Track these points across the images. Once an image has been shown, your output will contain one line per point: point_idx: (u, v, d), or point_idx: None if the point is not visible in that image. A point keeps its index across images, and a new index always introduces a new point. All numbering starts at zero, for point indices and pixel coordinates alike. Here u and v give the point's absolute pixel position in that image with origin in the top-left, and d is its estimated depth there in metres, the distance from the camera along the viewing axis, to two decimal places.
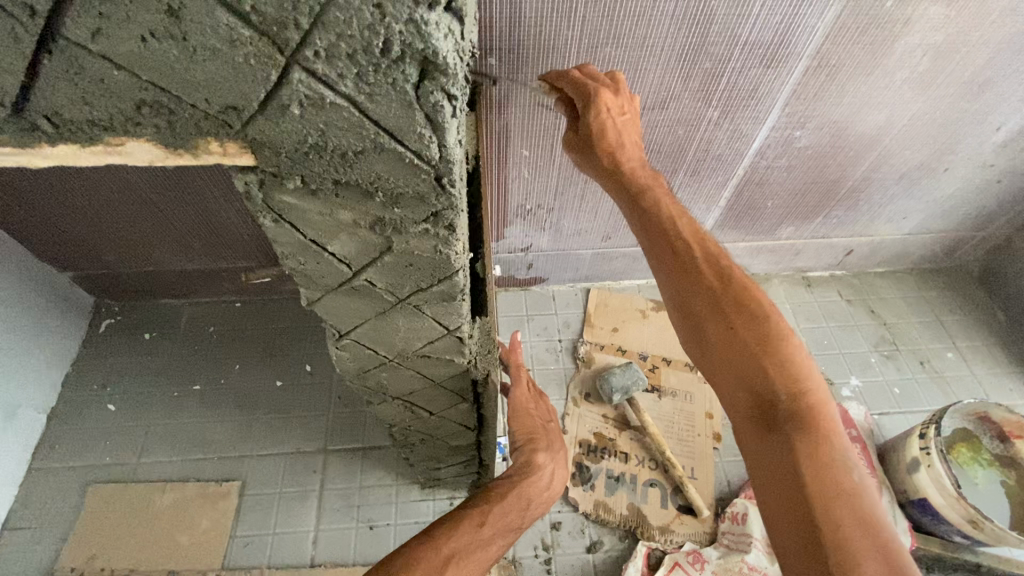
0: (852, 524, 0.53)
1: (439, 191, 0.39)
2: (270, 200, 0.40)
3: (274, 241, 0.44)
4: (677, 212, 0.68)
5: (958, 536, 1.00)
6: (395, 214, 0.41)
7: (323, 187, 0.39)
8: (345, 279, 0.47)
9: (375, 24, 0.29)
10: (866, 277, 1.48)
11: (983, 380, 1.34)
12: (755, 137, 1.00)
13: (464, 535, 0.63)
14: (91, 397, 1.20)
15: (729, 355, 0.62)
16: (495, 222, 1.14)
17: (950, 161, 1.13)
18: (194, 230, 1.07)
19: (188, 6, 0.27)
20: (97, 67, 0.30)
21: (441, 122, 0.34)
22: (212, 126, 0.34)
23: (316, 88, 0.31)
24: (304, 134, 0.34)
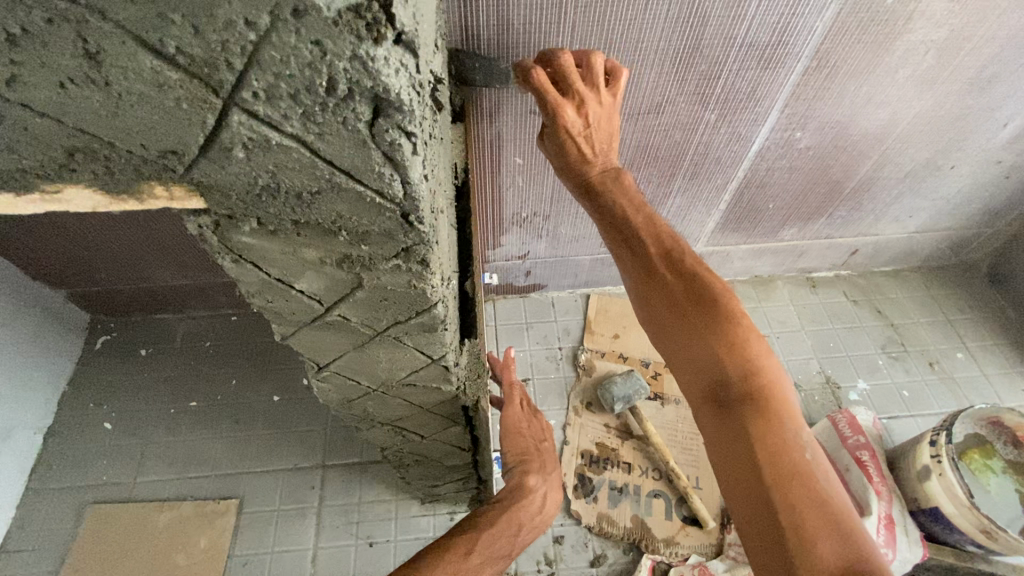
0: (803, 505, 0.51)
1: (406, 228, 0.37)
2: (227, 241, 0.38)
3: (238, 280, 0.42)
4: (629, 201, 0.66)
5: (970, 545, 0.97)
6: (362, 252, 0.39)
7: (281, 227, 0.37)
8: (318, 315, 0.45)
9: (316, 62, 0.27)
10: (872, 277, 1.45)
11: (994, 381, 1.30)
12: (753, 139, 0.98)
13: (454, 562, 0.61)
14: (88, 416, 1.19)
15: (683, 341, 0.60)
16: (491, 230, 1.12)
17: (957, 158, 1.10)
18: (188, 246, 1.06)
19: (107, 50, 0.25)
20: (19, 116, 0.28)
21: (401, 160, 0.32)
22: (153, 170, 0.32)
23: (259, 129, 0.29)
24: (253, 177, 0.33)
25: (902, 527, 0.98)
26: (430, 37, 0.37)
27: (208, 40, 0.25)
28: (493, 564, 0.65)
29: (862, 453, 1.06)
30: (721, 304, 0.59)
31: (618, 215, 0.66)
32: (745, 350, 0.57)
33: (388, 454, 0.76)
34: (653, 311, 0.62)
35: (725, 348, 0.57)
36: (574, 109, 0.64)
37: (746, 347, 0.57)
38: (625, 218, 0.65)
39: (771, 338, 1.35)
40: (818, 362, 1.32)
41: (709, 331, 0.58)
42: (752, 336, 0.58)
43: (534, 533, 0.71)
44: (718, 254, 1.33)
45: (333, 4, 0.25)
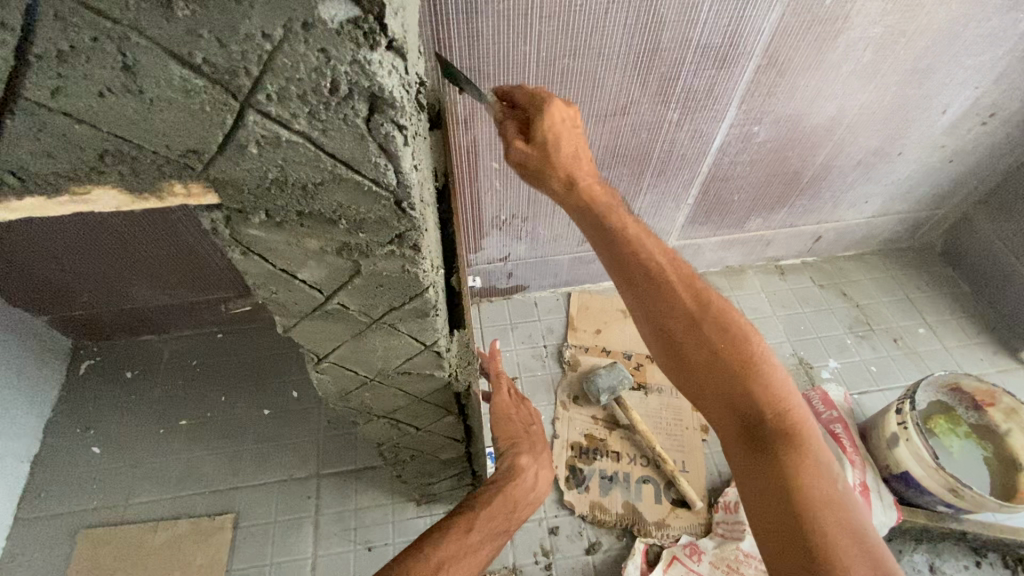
0: (840, 534, 0.56)
1: (400, 214, 0.40)
2: (237, 233, 0.41)
3: (243, 273, 0.45)
4: (636, 226, 0.67)
5: (941, 506, 1.03)
6: (360, 239, 0.42)
7: (287, 219, 0.40)
8: (318, 304, 0.48)
9: (322, 67, 0.30)
10: (837, 262, 1.53)
11: (954, 352, 1.38)
12: (714, 135, 1.04)
13: (453, 542, 0.64)
14: (75, 441, 1.18)
15: (712, 376, 0.63)
16: (471, 234, 1.15)
17: (903, 145, 1.18)
18: (174, 266, 1.07)
19: (142, 62, 0.28)
20: (58, 123, 0.31)
21: (394, 150, 0.35)
22: (174, 169, 0.35)
23: (271, 128, 0.33)
24: (264, 171, 0.36)
25: (876, 492, 1.04)
26: (412, 42, 0.41)
27: (229, 49, 0.28)
28: (493, 541, 0.68)
29: (836, 427, 1.12)
30: (749, 341, 0.64)
31: (630, 241, 0.66)
32: (773, 386, 0.63)
33: (385, 450, 0.78)
34: (683, 348, 0.65)
35: (757, 384, 0.62)
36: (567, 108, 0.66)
37: (772, 384, 0.63)
38: (641, 249, 0.65)
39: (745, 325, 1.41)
40: (790, 345, 1.38)
41: (741, 368, 0.63)
42: (776, 374, 0.64)
43: (529, 511, 0.74)
44: (691, 247, 1.39)
45: (336, 16, 0.28)
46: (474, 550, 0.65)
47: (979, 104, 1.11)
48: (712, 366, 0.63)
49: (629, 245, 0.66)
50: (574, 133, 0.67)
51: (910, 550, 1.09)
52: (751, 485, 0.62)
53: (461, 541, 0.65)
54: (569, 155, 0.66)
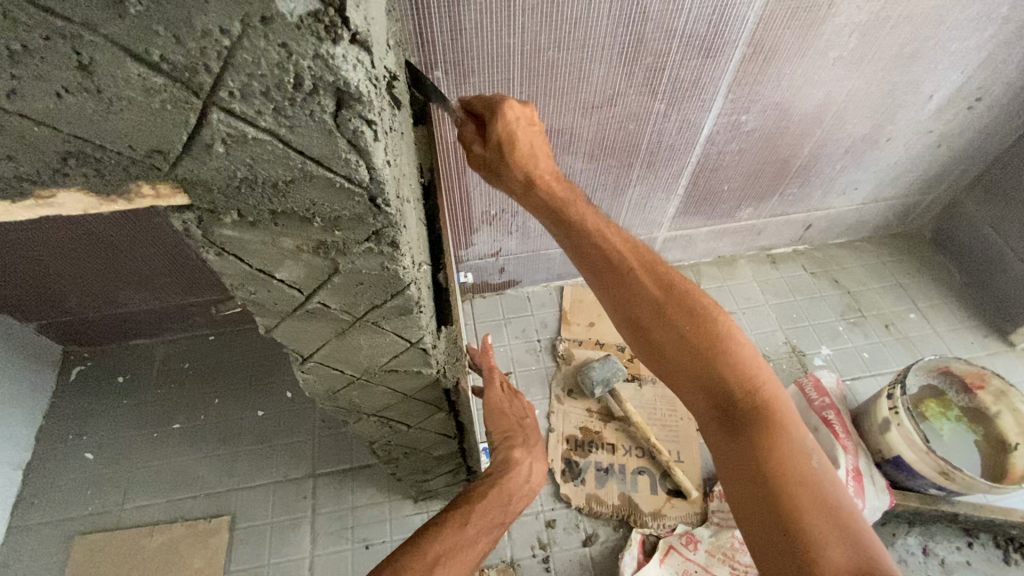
0: (817, 514, 0.56)
1: (374, 211, 0.40)
2: (210, 234, 0.41)
3: (220, 274, 0.45)
4: (596, 217, 0.67)
5: (933, 488, 1.03)
6: (335, 237, 0.42)
7: (260, 218, 0.40)
8: (299, 304, 0.48)
9: (283, 62, 0.30)
10: (828, 249, 1.53)
11: (945, 337, 1.39)
12: (702, 125, 1.04)
13: (450, 536, 0.64)
14: (67, 448, 1.18)
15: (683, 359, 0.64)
16: (461, 230, 1.15)
17: (892, 131, 1.18)
18: (159, 266, 1.05)
19: (98, 60, 0.28)
20: (17, 125, 0.31)
21: (364, 146, 0.35)
22: (141, 170, 0.35)
23: (236, 125, 0.32)
24: (232, 170, 0.35)
25: (869, 477, 1.04)
26: (379, 38, 0.40)
27: (187, 46, 0.28)
28: (487, 535, 0.68)
29: (828, 413, 1.13)
30: (716, 323, 0.64)
31: (591, 233, 0.66)
32: (743, 367, 0.63)
33: (377, 449, 0.78)
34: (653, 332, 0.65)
35: (726, 368, 0.62)
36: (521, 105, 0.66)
37: (741, 364, 0.63)
38: (602, 240, 0.66)
39: (737, 314, 1.42)
40: (782, 333, 1.39)
41: (708, 352, 0.63)
42: (746, 355, 0.63)
43: (525, 501, 0.74)
44: (682, 238, 1.39)
45: (295, 10, 0.28)
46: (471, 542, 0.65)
47: (966, 89, 1.11)
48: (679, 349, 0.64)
49: (590, 237, 0.66)
50: (530, 129, 0.67)
51: (904, 534, 1.10)
52: (729, 469, 0.62)
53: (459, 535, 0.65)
54: (525, 153, 0.66)
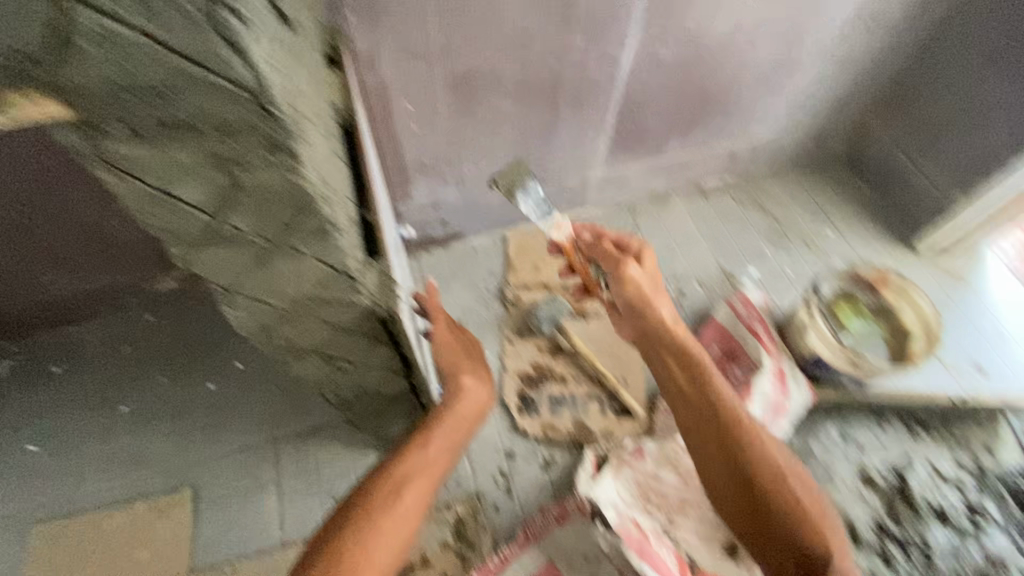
0: (781, 497, 0.77)
1: (265, 116, 0.41)
2: (103, 152, 0.42)
3: (126, 199, 0.46)
4: (647, 293, 0.89)
5: (847, 381, 1.16)
6: (230, 147, 0.43)
7: (150, 130, 0.41)
8: (208, 227, 0.49)
9: None
10: (753, 178, 1.61)
11: (858, 250, 1.51)
12: (621, 58, 1.06)
13: (416, 459, 0.71)
14: (9, 442, 1.14)
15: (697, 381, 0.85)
16: (396, 180, 1.18)
17: (800, 56, 1.25)
18: (79, 241, 1.07)
19: None
20: None
21: (236, 41, 0.36)
22: (14, 75, 0.36)
23: (96, 18, 0.34)
24: (107, 73, 0.37)
25: (792, 376, 1.14)
26: None
27: None
28: (453, 451, 0.74)
29: (755, 323, 1.21)
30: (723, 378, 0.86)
31: (646, 302, 0.89)
32: (742, 409, 0.84)
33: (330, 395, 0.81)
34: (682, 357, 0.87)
35: (728, 398, 0.84)
36: (612, 250, 0.93)
37: (739, 405, 0.84)
38: (653, 306, 0.89)
39: (673, 247, 1.49)
40: (715, 260, 1.47)
41: (714, 384, 0.85)
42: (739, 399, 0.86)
43: (478, 423, 0.78)
44: (616, 178, 1.44)
45: None
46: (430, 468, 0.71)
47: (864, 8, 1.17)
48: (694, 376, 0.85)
49: (642, 300, 0.89)
50: (639, 277, 0.91)
51: (824, 422, 1.22)
52: (715, 463, 0.81)
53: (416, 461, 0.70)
54: (631, 287, 0.90)
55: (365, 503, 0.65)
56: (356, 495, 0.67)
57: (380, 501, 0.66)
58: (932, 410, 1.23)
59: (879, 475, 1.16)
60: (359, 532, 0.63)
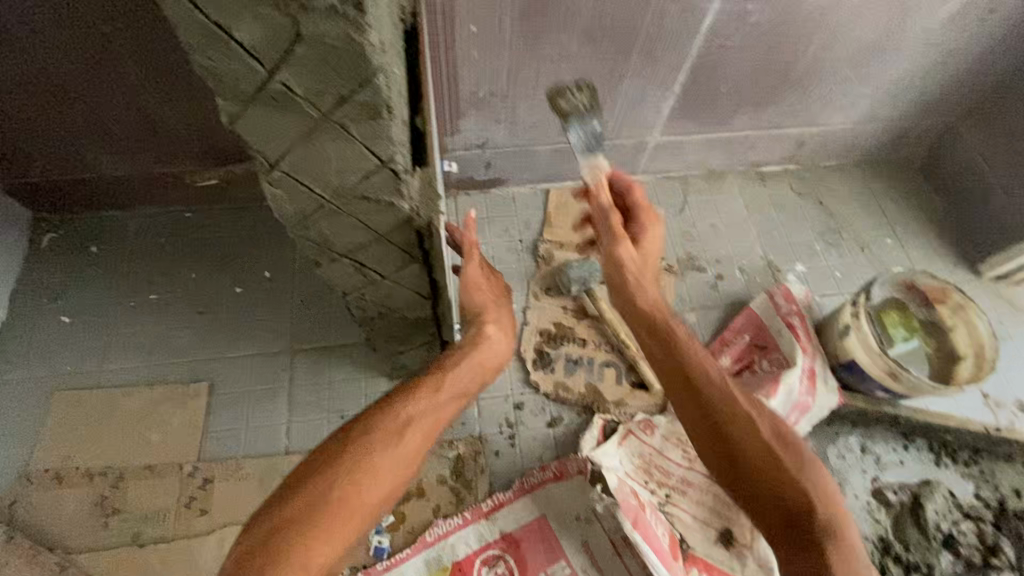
0: None
1: (362, 53, 0.43)
2: (239, 108, 0.48)
3: (272, 127, 0.50)
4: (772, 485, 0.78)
5: (879, 391, 1.10)
6: (351, 112, 0.49)
7: (329, 110, 0.48)
8: (260, 79, 0.46)
9: (285, 21, 0.41)
10: (817, 171, 1.52)
11: (918, 262, 1.41)
12: (705, 8, 0.99)
13: (424, 399, 0.71)
14: (45, 310, 1.19)
15: (651, 250, 0.99)
16: (447, 110, 1.13)
17: (896, 40, 1.15)
18: (124, 119, 1.05)
19: (207, 34, 0.41)
20: (216, 56, 0.43)
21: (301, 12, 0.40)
22: (216, 48, 0.43)
23: (257, 36, 0.42)
24: (265, 90, 0.46)
25: (821, 377, 1.10)
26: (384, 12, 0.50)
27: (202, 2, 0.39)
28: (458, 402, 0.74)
29: (793, 319, 1.17)
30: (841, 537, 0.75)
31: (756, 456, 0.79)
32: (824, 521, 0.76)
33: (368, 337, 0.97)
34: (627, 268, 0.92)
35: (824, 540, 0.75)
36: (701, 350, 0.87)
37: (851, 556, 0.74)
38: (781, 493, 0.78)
39: (719, 228, 1.42)
40: (761, 249, 1.40)
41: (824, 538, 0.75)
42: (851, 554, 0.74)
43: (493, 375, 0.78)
44: (675, 148, 1.38)
45: None
46: (442, 409, 0.72)
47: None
48: (686, 332, 0.90)
49: (763, 483, 0.78)
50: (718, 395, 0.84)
51: (846, 433, 1.16)
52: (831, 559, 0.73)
53: (430, 401, 0.71)
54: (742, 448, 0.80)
55: (351, 454, 0.66)
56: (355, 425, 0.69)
57: (381, 436, 0.67)
58: (966, 439, 1.15)
59: (893, 492, 1.12)
60: (344, 476, 0.65)
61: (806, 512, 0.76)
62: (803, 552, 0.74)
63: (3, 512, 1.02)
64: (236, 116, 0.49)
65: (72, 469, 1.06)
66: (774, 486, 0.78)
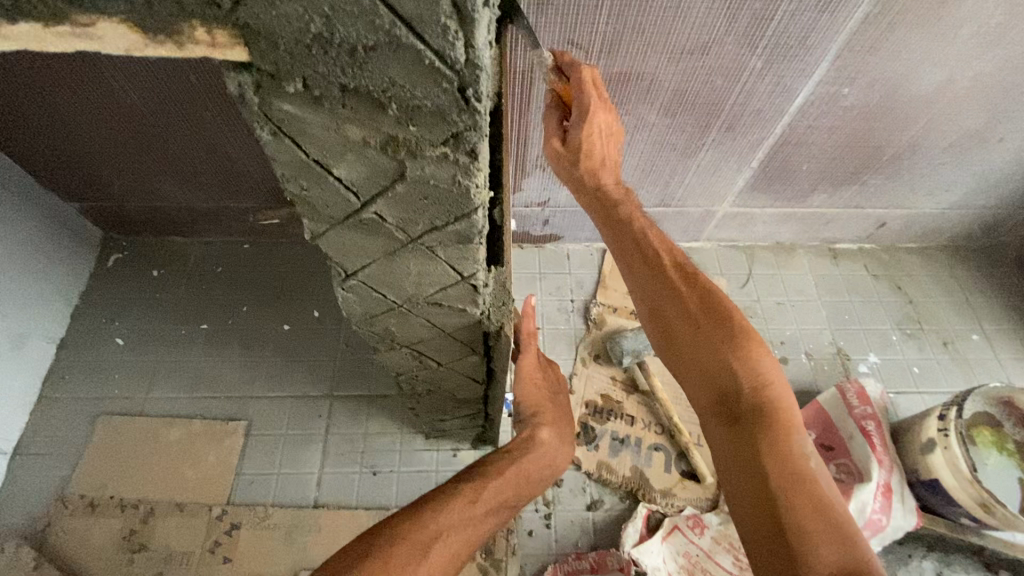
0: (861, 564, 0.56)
1: (462, 184, 0.47)
2: (331, 229, 0.53)
3: (361, 244, 0.55)
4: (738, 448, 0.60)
5: (965, 518, 0.99)
6: (440, 233, 0.53)
7: (419, 233, 0.53)
8: (358, 207, 0.50)
9: (396, 162, 0.45)
10: (896, 252, 1.41)
11: (1006, 364, 1.29)
12: (798, 92, 0.92)
13: (458, 508, 0.71)
14: (101, 330, 1.21)
15: (605, 154, 0.69)
16: (513, 171, 1.08)
17: (1006, 131, 1.05)
18: (199, 164, 1.05)
19: (321, 167, 0.46)
20: (326, 186, 0.48)
21: (415, 155, 0.44)
22: (326, 180, 0.47)
23: (368, 173, 0.46)
24: (363, 215, 0.51)
25: (898, 495, 1.00)
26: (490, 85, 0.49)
27: (325, 145, 0.44)
28: (494, 516, 0.74)
29: (868, 423, 1.05)
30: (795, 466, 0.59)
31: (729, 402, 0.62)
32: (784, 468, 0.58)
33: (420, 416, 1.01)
34: (572, 161, 0.69)
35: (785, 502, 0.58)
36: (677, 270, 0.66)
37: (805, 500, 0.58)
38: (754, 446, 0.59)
39: (785, 307, 1.33)
40: (830, 334, 1.31)
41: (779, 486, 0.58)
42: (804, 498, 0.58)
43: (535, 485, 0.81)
44: (745, 219, 1.30)
45: (380, 135, 0.43)
46: (472, 523, 0.70)
47: None
48: (662, 239, 0.68)
49: (732, 436, 0.61)
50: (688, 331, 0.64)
51: (920, 557, 1.05)
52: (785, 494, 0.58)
53: (461, 514, 0.70)
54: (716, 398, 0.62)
55: (372, 562, 0.63)
56: (378, 533, 0.66)
57: (409, 547, 0.64)
58: None
59: None
60: None
61: (780, 505, 0.57)
62: (760, 541, 0.58)
63: (36, 536, 1.02)
64: (330, 233, 0.53)
65: (106, 499, 1.06)
66: (735, 452, 0.61)
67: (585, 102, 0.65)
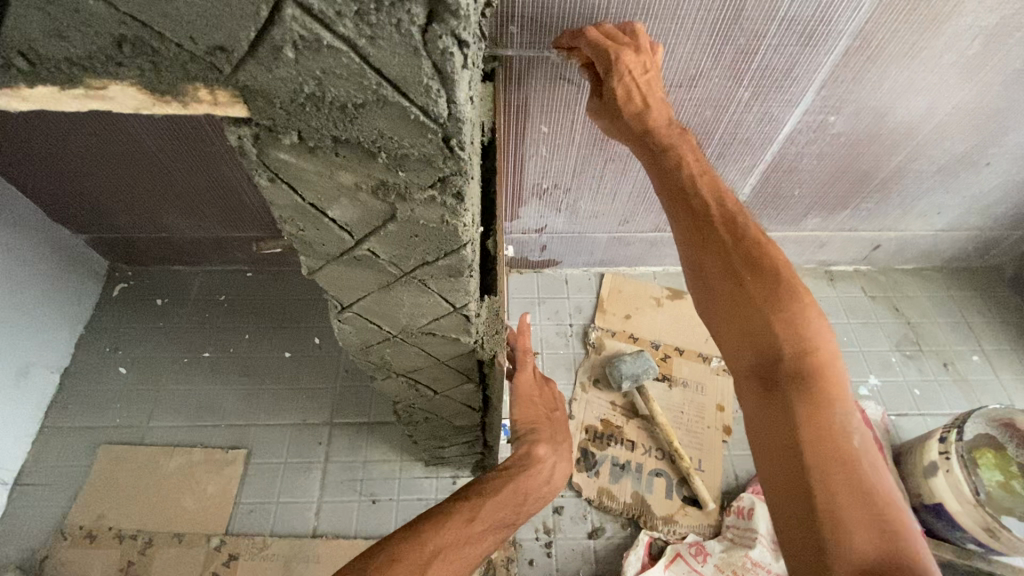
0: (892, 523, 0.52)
1: (450, 224, 0.49)
2: (325, 266, 0.55)
3: (355, 278, 0.56)
4: (764, 387, 0.59)
5: (972, 543, 0.98)
6: (431, 267, 0.54)
7: (410, 268, 0.54)
8: (351, 245, 0.52)
9: (386, 203, 0.47)
10: (893, 274, 1.42)
11: (1008, 385, 1.29)
12: (784, 122, 0.95)
13: (456, 527, 0.71)
14: (104, 359, 1.22)
15: (649, 94, 0.69)
16: (509, 200, 1.10)
17: (993, 155, 1.08)
18: (205, 197, 1.08)
19: (314, 210, 0.48)
20: (318, 227, 0.50)
21: (405, 198, 0.46)
22: (319, 221, 0.49)
23: (360, 214, 0.48)
24: (355, 252, 0.53)
25: None
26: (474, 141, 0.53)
27: (318, 191, 0.46)
28: (493, 532, 0.74)
29: None
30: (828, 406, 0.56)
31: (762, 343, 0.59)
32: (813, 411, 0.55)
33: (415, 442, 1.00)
34: (616, 113, 0.70)
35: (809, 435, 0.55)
36: (720, 218, 0.64)
37: (831, 443, 0.55)
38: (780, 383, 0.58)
39: None
40: None
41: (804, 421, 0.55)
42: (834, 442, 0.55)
43: (534, 504, 0.81)
44: None
45: (372, 180, 0.45)
46: (469, 541, 0.71)
47: None
48: (710, 186, 0.66)
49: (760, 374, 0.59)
50: (720, 275, 0.63)
51: None
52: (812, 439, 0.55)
53: (457, 534, 0.70)
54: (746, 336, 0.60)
55: None
56: (374, 556, 0.66)
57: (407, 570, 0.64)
58: None
59: None
60: None
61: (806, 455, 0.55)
62: (783, 478, 0.56)
63: (34, 567, 1.02)
64: (325, 269, 0.55)
65: (105, 529, 1.05)
66: (772, 419, 0.58)
67: (605, 54, 0.66)
